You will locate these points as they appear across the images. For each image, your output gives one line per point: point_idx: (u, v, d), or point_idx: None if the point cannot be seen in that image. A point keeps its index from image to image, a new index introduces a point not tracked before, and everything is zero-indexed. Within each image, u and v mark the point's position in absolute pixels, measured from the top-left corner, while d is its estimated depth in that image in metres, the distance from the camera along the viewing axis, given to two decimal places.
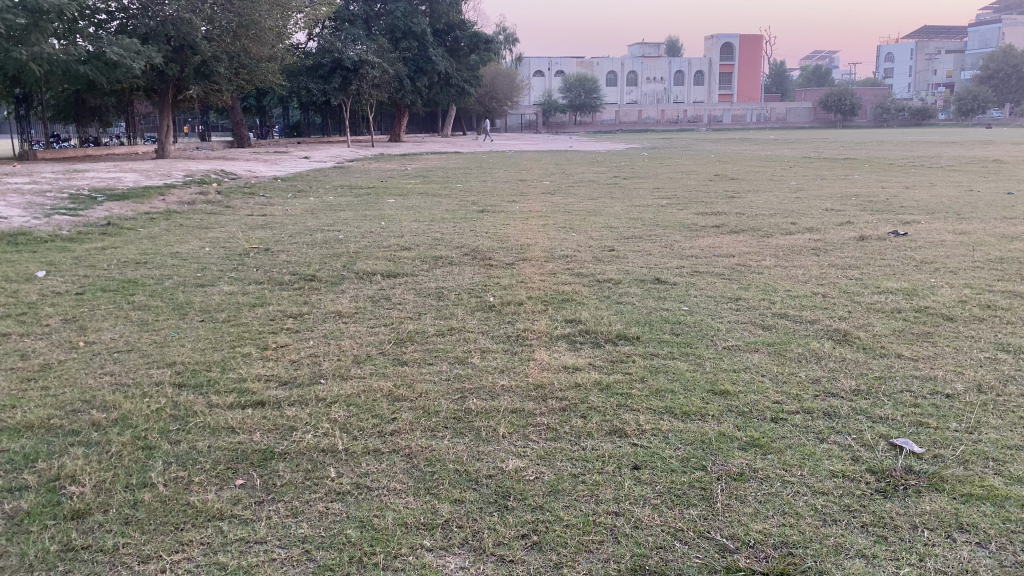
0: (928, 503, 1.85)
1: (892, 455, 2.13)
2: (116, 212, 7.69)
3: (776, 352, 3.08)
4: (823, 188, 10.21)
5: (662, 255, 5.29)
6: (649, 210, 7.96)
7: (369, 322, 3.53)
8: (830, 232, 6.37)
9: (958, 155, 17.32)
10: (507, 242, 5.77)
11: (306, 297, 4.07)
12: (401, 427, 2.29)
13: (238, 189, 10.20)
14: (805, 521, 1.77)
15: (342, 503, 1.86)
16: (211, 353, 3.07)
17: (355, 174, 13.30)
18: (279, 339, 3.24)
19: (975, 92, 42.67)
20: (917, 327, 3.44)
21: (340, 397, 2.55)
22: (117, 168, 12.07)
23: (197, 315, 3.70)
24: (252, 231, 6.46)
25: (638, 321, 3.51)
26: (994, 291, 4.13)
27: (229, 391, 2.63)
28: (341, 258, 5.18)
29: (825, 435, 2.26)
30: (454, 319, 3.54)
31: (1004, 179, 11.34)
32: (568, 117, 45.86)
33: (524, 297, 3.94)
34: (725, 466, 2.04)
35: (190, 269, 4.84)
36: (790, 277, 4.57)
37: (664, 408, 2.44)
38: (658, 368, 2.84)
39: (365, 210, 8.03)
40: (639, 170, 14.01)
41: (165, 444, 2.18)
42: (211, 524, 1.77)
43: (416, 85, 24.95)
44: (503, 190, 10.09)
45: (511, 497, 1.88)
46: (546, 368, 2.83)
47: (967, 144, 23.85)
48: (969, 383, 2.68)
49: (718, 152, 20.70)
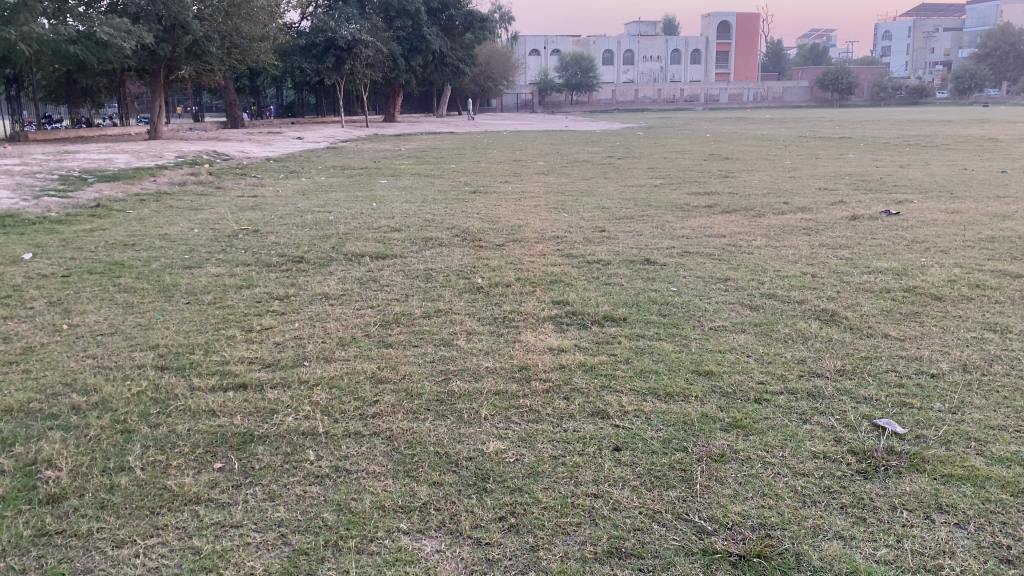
0: (908, 484, 1.84)
1: (875, 435, 2.12)
2: (105, 193, 7.64)
3: (763, 332, 3.07)
4: (817, 168, 10.18)
5: (653, 236, 5.27)
6: (642, 190, 7.93)
7: (356, 303, 3.52)
8: (822, 211, 6.36)
9: (954, 134, 17.30)
10: (498, 223, 5.74)
11: (293, 279, 4.05)
12: (383, 410, 2.28)
13: (230, 170, 10.14)
14: (785, 503, 1.76)
15: (320, 486, 1.85)
16: (195, 336, 3.05)
17: (348, 154, 13.23)
18: (264, 322, 3.22)
19: (973, 69, 42.53)
20: (905, 307, 3.43)
21: (322, 379, 2.54)
22: (107, 149, 11.98)
23: (183, 297, 3.67)
24: (242, 213, 6.42)
25: (626, 302, 3.49)
26: (983, 270, 4.12)
27: (211, 374, 2.62)
28: (330, 240, 5.16)
29: (808, 416, 2.25)
30: (441, 301, 3.53)
31: (998, 157, 11.32)
32: (564, 96, 45.64)
33: (512, 278, 3.93)
34: (706, 447, 2.03)
35: (178, 251, 4.81)
36: (779, 257, 4.56)
37: (647, 389, 2.43)
38: (643, 349, 2.83)
39: (356, 191, 8.00)
40: (634, 149, 13.96)
41: (144, 427, 2.17)
42: (187, 508, 1.77)
43: (411, 65, 24.81)
44: (495, 170, 10.06)
45: (490, 479, 1.87)
46: (532, 349, 2.82)
47: (965, 123, 23.78)
48: (954, 363, 2.68)
49: (714, 131, 20.62)
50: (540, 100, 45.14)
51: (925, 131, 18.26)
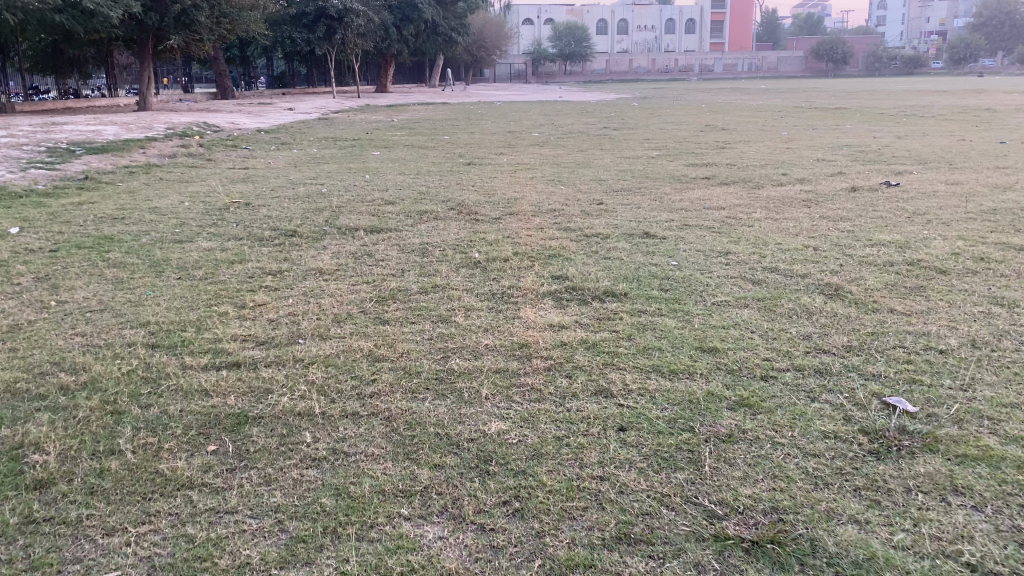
0: (923, 465, 1.79)
1: (886, 414, 2.07)
2: (95, 165, 7.54)
3: (767, 307, 3.01)
4: (815, 139, 10.09)
5: (651, 208, 5.20)
6: (638, 161, 7.85)
7: (351, 279, 3.45)
8: (821, 182, 6.29)
9: (950, 104, 17.17)
10: (494, 196, 5.66)
11: (286, 253, 3.97)
12: (381, 389, 2.22)
13: (221, 141, 10.03)
14: (797, 485, 1.71)
15: (317, 470, 1.79)
16: (186, 313, 2.97)
17: (340, 126, 13.07)
18: (258, 298, 3.14)
19: (968, 40, 42.28)
20: (909, 281, 3.37)
21: (318, 357, 2.48)
22: (95, 121, 11.79)
23: (174, 272, 3.59)
24: (233, 185, 6.33)
25: (626, 277, 3.43)
26: (988, 242, 4.06)
27: (204, 352, 2.55)
28: (324, 212, 5.08)
29: (816, 394, 2.20)
30: (438, 276, 3.46)
31: (996, 128, 11.26)
32: (558, 66, 45.30)
33: (510, 253, 3.85)
34: (713, 427, 1.98)
35: (168, 224, 4.72)
36: (780, 230, 4.50)
37: (651, 366, 2.38)
38: (645, 325, 2.77)
39: (348, 162, 7.90)
40: (628, 120, 13.84)
41: (135, 408, 2.11)
42: (180, 493, 1.71)
43: (403, 34, 24.51)
44: (490, 142, 9.96)
45: (493, 461, 1.81)
46: (532, 326, 2.75)
47: (961, 93, 23.68)
48: (962, 339, 2.63)
49: (709, 102, 20.48)
50: (533, 71, 44.78)
51: (921, 102, 18.15)
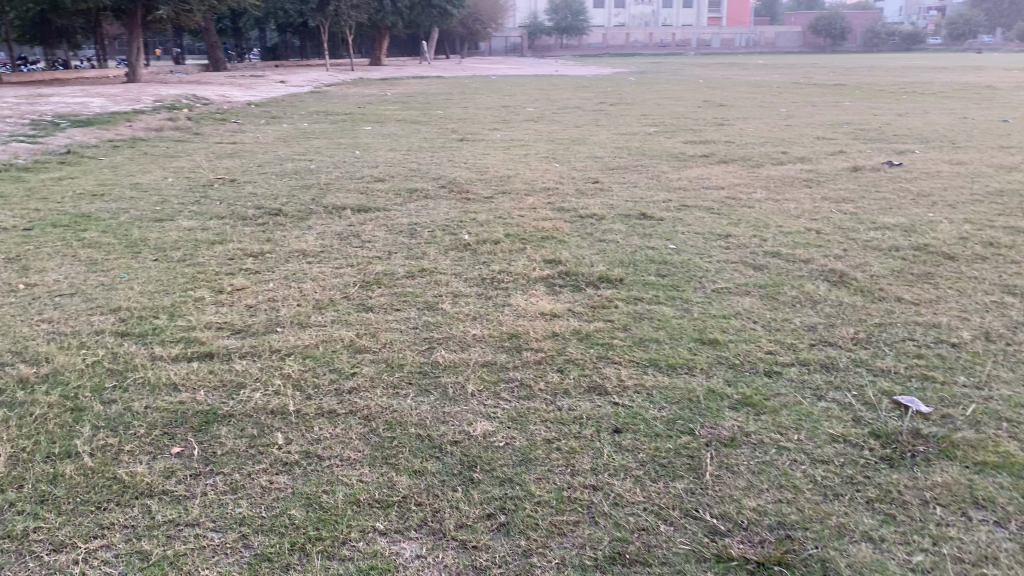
0: (940, 474, 1.67)
1: (897, 415, 1.94)
2: (78, 138, 7.35)
3: (768, 296, 2.88)
4: (814, 116, 9.93)
5: (649, 188, 5.06)
6: (636, 138, 7.69)
7: (335, 262, 3.30)
8: (823, 161, 6.14)
9: (950, 81, 16.96)
10: (487, 173, 5.51)
11: (269, 234, 3.81)
12: (361, 384, 2.08)
13: (210, 115, 9.80)
14: (804, 497, 1.59)
15: (288, 476, 1.66)
16: (160, 298, 2.82)
17: (332, 99, 12.84)
18: (236, 282, 2.99)
19: (967, 15, 41.96)
20: (917, 268, 3.24)
21: (295, 348, 2.34)
22: (82, 92, 11.55)
23: (151, 254, 3.44)
24: (219, 160, 6.15)
25: (622, 262, 3.29)
26: (996, 226, 3.93)
27: (175, 342, 2.41)
28: (310, 190, 4.92)
29: (823, 392, 2.07)
30: (426, 259, 3.31)
31: (997, 105, 11.10)
32: (555, 39, 44.87)
33: (501, 234, 3.71)
34: (714, 430, 1.86)
35: (149, 202, 4.56)
36: (781, 211, 4.36)
37: (648, 360, 2.24)
38: (642, 314, 2.64)
39: (338, 137, 7.72)
40: (625, 96, 13.64)
41: (96, 405, 1.97)
42: (138, 503, 1.58)
43: (397, 7, 24.18)
44: (484, 117, 9.78)
45: (478, 468, 1.68)
46: (523, 315, 2.62)
47: (959, 69, 23.48)
48: (975, 331, 2.49)
49: (705, 77, 20.26)
50: (529, 45, 44.32)
51: (921, 79, 17.94)
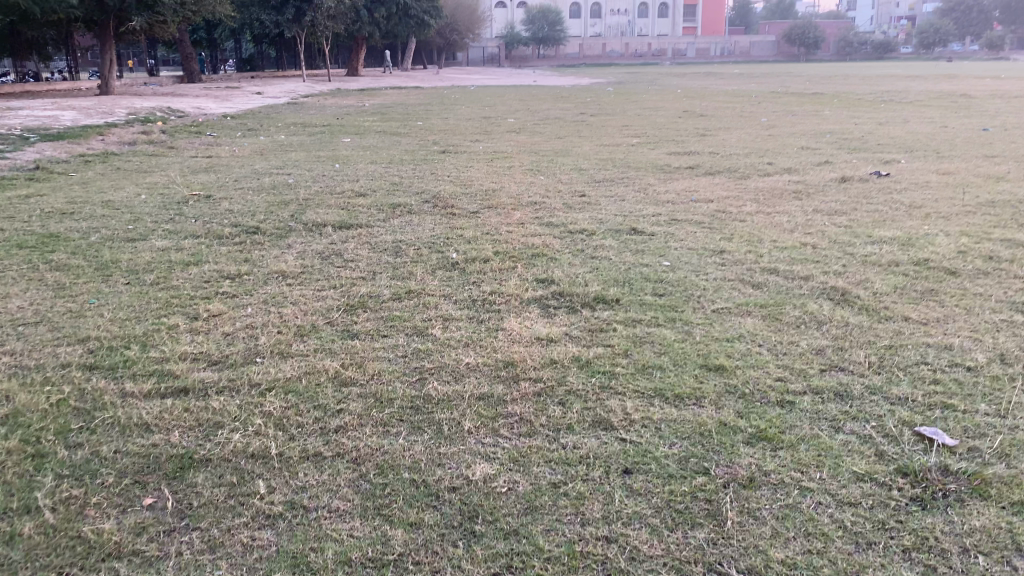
0: (976, 516, 1.56)
1: (922, 449, 1.82)
2: (47, 152, 7.13)
3: (771, 316, 2.76)
4: (796, 126, 9.88)
5: (636, 201, 4.95)
6: (620, 149, 7.60)
7: (316, 284, 3.14)
8: (810, 172, 6.08)
9: (926, 89, 17.10)
10: (471, 187, 5.37)
11: (247, 253, 3.66)
12: (348, 423, 1.93)
13: (185, 128, 9.61)
14: (835, 546, 1.48)
15: (272, 531, 1.52)
16: (131, 326, 2.66)
17: (309, 111, 12.67)
18: (212, 307, 2.84)
19: (938, 24, 42.44)
20: (919, 284, 3.14)
21: (277, 383, 2.18)
22: (52, 105, 11.31)
23: (122, 277, 3.27)
24: (194, 175, 5.97)
25: (617, 281, 3.17)
26: (993, 239, 3.86)
27: (147, 376, 2.25)
28: (289, 206, 4.77)
29: (840, 423, 1.96)
30: (412, 280, 3.17)
31: (975, 114, 11.16)
32: (532, 49, 44.93)
33: (490, 252, 3.58)
34: (730, 469, 1.73)
35: (120, 220, 4.38)
36: (773, 225, 4.26)
37: (653, 390, 2.12)
38: (643, 338, 2.52)
39: (317, 150, 7.57)
40: (606, 106, 13.57)
41: (61, 451, 1.81)
42: (106, 567, 1.43)
43: (374, 17, 24.01)
44: (464, 128, 9.64)
45: (479, 518, 1.55)
46: (517, 341, 2.48)
47: (931, 77, 23.72)
48: (990, 354, 2.39)
49: (683, 86, 20.28)
50: (507, 55, 44.37)
51: (896, 88, 18.09)
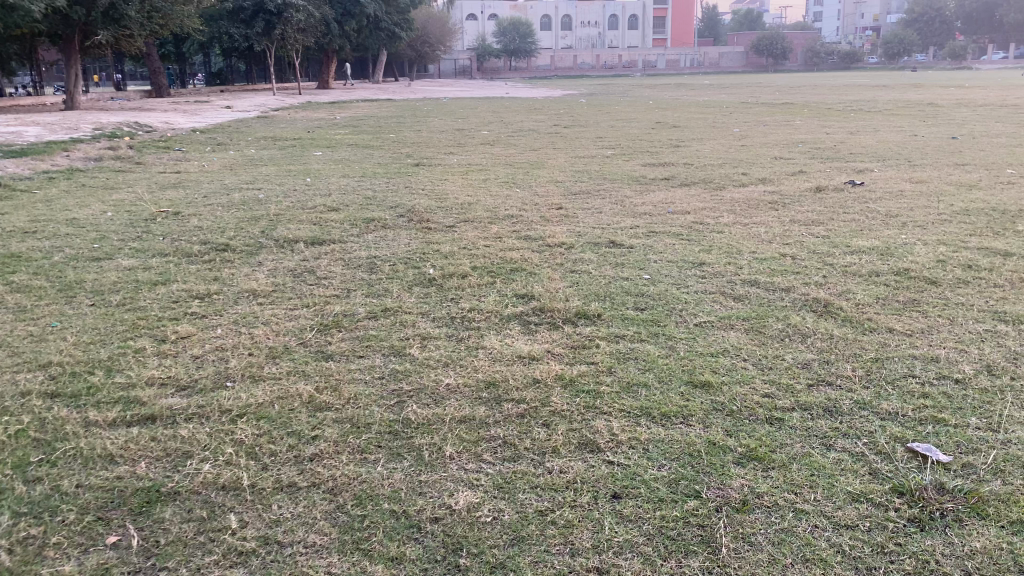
0: (976, 537, 1.52)
1: (916, 467, 1.78)
2: (10, 170, 6.95)
3: (754, 329, 2.72)
4: (768, 136, 9.92)
5: (613, 213, 4.91)
6: (594, 161, 7.57)
7: (289, 303, 3.05)
8: (785, 182, 6.07)
9: (893, 99, 17.29)
10: (446, 200, 5.31)
11: (217, 272, 3.56)
12: (324, 450, 1.85)
13: (153, 143, 9.44)
14: (834, 572, 1.43)
15: (244, 570, 1.45)
16: (96, 350, 2.56)
17: (280, 125, 12.55)
18: (181, 329, 2.74)
19: (902, 35, 43.10)
20: (901, 294, 3.12)
21: (249, 408, 2.09)
22: (16, 121, 11.06)
23: (87, 298, 3.16)
24: (162, 192, 5.85)
25: (597, 295, 3.11)
26: (970, 248, 3.86)
27: (112, 403, 2.15)
28: (260, 222, 4.67)
29: (831, 440, 1.91)
30: (388, 297, 3.10)
31: (944, 122, 11.28)
32: (503, 61, 45.09)
33: (468, 267, 3.51)
34: (722, 491, 1.68)
35: (85, 239, 4.25)
36: (751, 236, 4.24)
37: (639, 409, 2.05)
38: (626, 354, 2.46)
39: (288, 164, 7.46)
40: (579, 117, 13.58)
41: (19, 486, 1.71)
42: None
43: (344, 30, 23.90)
44: (438, 141, 9.57)
45: (464, 551, 1.49)
46: (498, 360, 2.41)
47: (900, 87, 24.01)
48: (977, 365, 2.36)
49: (655, 98, 20.35)
50: (478, 68, 44.45)
51: (864, 97, 18.26)
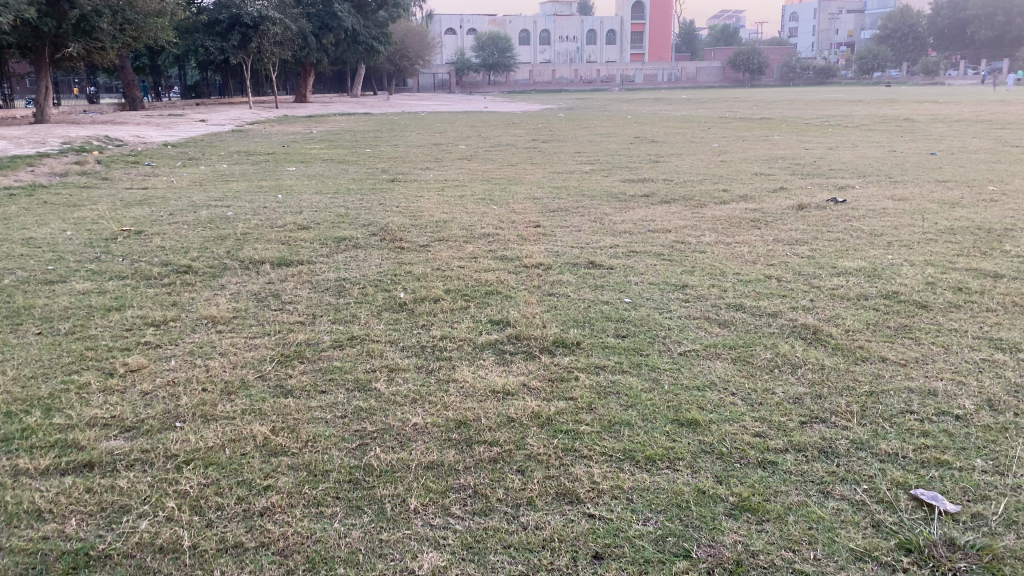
0: None
1: (923, 518, 1.63)
2: None
3: (741, 359, 2.58)
4: (747, 151, 9.86)
5: (592, 232, 4.77)
6: (573, 177, 7.44)
7: (250, 331, 2.88)
8: (766, 199, 5.97)
9: (870, 113, 17.41)
10: (420, 218, 5.15)
11: (176, 296, 3.37)
12: (276, 503, 1.68)
13: (122, 158, 9.21)
14: None
15: None
16: (36, 386, 2.36)
17: (253, 138, 12.30)
18: (131, 361, 2.56)
19: (877, 51, 43.57)
20: (892, 320, 2.99)
21: (196, 454, 1.92)
22: None
23: (34, 326, 2.96)
24: (127, 208, 5.65)
25: (576, 321, 2.97)
26: (958, 269, 3.75)
27: (46, 449, 1.96)
28: (226, 241, 4.49)
29: (828, 487, 1.76)
30: (356, 324, 2.93)
31: (921, 138, 11.27)
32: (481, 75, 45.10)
33: (441, 291, 3.35)
34: (714, 549, 1.53)
35: (40, 260, 4.04)
36: (734, 257, 4.10)
37: (621, 452, 1.90)
38: (608, 388, 2.31)
39: (259, 180, 7.26)
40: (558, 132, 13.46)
41: None
42: None
43: (322, 43, 23.72)
44: (414, 155, 9.43)
45: None
46: (471, 395, 2.25)
47: (875, 101, 24.26)
48: (977, 399, 2.23)
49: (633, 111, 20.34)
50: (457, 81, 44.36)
51: (842, 112, 18.34)
